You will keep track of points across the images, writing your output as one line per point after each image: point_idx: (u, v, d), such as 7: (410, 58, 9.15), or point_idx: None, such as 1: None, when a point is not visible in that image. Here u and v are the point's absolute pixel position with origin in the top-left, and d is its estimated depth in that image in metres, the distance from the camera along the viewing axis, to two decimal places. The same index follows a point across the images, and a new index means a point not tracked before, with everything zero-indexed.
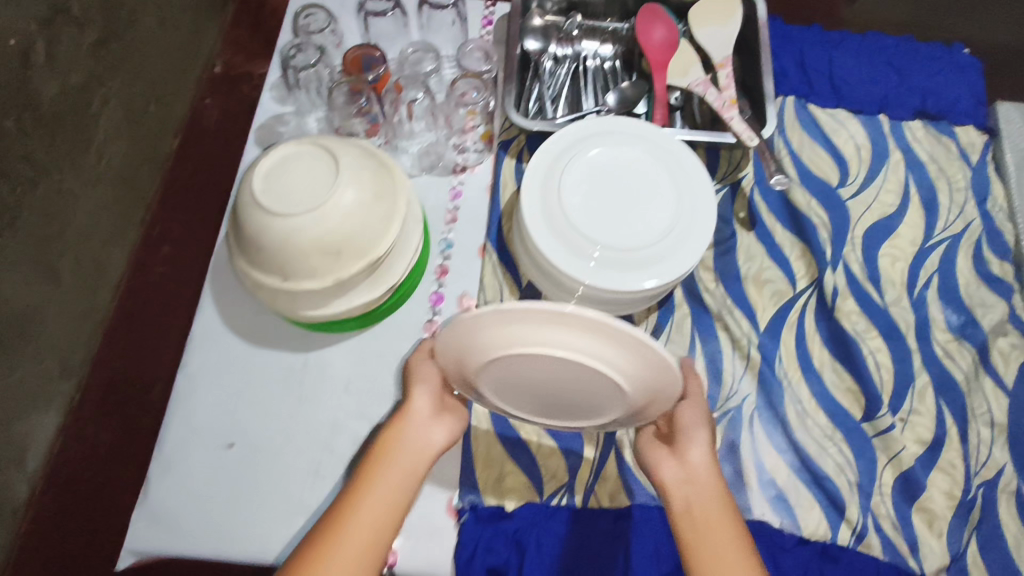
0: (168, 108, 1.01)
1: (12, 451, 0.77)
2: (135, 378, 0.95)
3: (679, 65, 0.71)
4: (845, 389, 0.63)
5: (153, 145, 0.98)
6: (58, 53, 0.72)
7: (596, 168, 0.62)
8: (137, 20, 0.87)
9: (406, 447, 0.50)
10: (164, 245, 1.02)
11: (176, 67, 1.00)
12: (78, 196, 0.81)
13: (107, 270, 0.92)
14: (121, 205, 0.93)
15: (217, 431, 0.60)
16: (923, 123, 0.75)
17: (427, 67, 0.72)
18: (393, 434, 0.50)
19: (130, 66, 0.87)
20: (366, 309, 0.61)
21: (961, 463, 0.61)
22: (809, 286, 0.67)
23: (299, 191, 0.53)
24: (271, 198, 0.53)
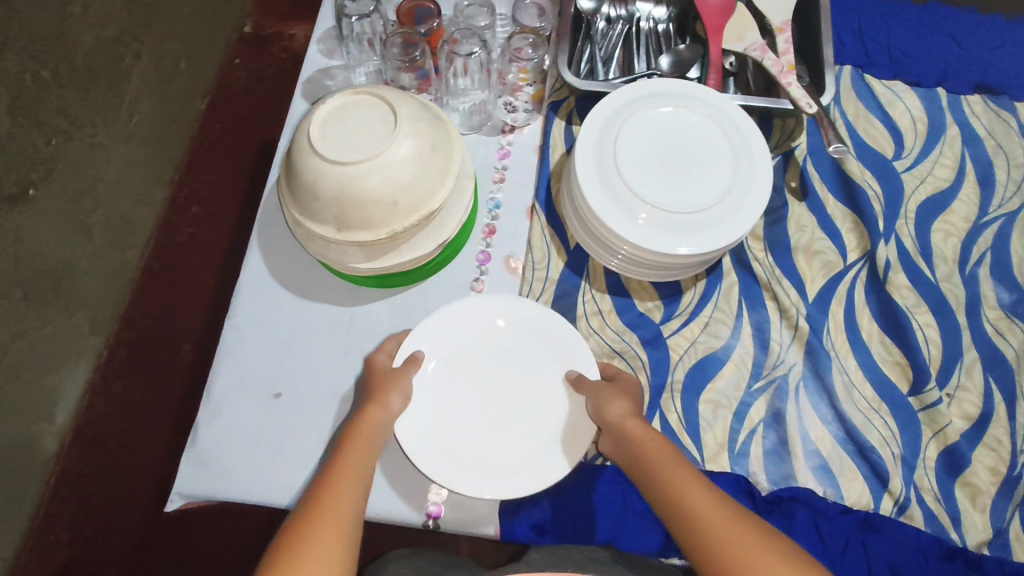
0: (197, 69, 1.12)
1: (38, 400, 0.89)
2: (165, 335, 1.03)
3: (734, 30, 0.70)
4: (893, 362, 0.62)
5: (182, 105, 1.10)
6: (89, 10, 0.84)
7: (643, 133, 0.62)
8: None
9: (375, 436, 0.49)
10: (192, 206, 1.11)
11: (201, 32, 1.10)
12: (110, 149, 0.94)
13: (134, 228, 1.03)
14: (152, 163, 1.05)
15: (266, 381, 0.61)
16: (982, 97, 0.72)
17: (481, 22, 0.70)
18: (366, 419, 0.50)
19: (152, 30, 0.98)
20: (417, 264, 0.62)
21: (1008, 439, 0.60)
22: (860, 260, 0.66)
23: (353, 139, 0.54)
24: (325, 146, 0.54)
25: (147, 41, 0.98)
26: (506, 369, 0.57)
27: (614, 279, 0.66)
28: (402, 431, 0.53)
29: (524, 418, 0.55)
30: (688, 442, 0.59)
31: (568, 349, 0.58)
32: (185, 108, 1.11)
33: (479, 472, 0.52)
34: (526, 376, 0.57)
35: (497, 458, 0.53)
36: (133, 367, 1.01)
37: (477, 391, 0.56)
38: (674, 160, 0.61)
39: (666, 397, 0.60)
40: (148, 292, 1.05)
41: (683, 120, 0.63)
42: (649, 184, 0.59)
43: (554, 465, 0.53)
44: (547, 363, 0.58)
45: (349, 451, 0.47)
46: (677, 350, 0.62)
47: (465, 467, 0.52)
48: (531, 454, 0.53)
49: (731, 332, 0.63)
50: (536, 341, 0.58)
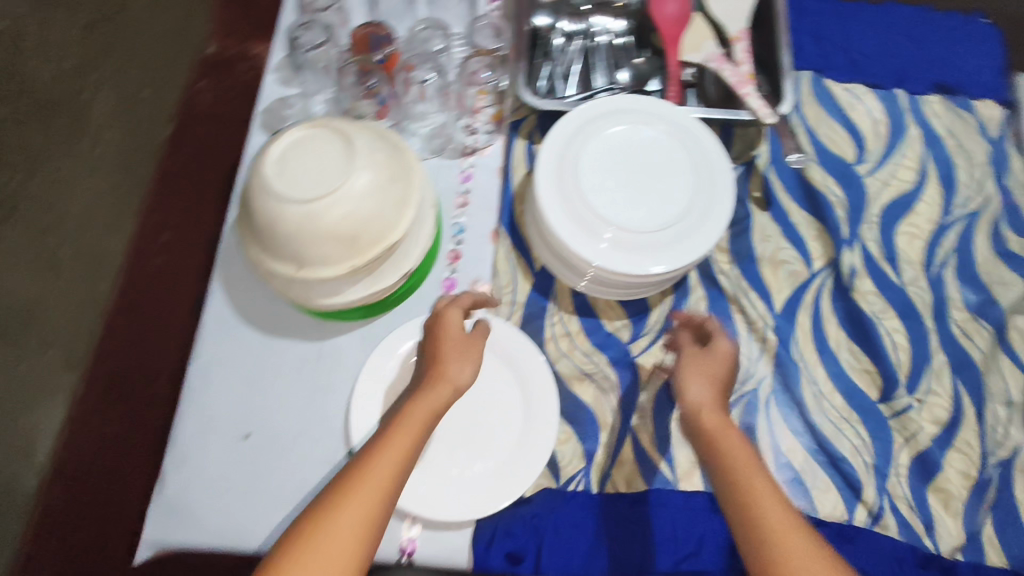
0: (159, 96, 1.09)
1: None
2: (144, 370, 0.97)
3: (692, 40, 0.69)
4: (861, 369, 0.62)
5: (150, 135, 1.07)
6: None
7: (602, 152, 0.61)
8: None
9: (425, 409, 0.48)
10: (164, 233, 1.04)
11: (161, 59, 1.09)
12: None
13: (108, 257, 1.00)
14: (120, 194, 1.01)
15: (234, 422, 0.60)
16: (941, 97, 0.72)
17: (436, 46, 0.68)
18: (426, 394, 0.50)
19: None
20: (382, 295, 0.61)
21: (978, 442, 0.60)
22: (825, 268, 0.66)
23: (312, 174, 0.52)
24: (286, 184, 0.52)
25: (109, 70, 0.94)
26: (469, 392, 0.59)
27: (581, 300, 0.65)
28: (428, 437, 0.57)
29: (481, 430, 0.58)
30: (660, 462, 0.60)
31: (532, 381, 0.60)
32: (151, 136, 1.08)
33: (432, 495, 0.55)
34: (483, 389, 0.60)
35: (455, 471, 0.56)
36: (110, 402, 0.97)
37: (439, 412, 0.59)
38: (636, 178, 0.60)
39: (638, 419, 0.61)
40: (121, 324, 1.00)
41: (642, 133, 0.62)
42: (612, 205, 0.59)
43: (511, 482, 0.56)
44: (506, 379, 0.60)
45: (398, 430, 0.47)
46: (645, 371, 0.63)
47: (417, 490, 0.55)
48: (479, 479, 0.56)
49: None
50: (501, 369, 0.61)
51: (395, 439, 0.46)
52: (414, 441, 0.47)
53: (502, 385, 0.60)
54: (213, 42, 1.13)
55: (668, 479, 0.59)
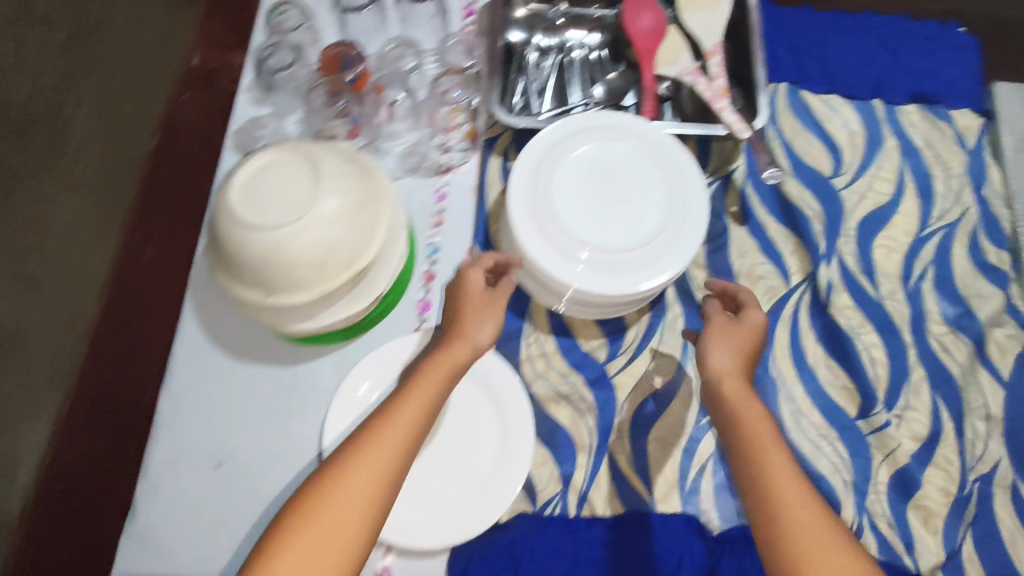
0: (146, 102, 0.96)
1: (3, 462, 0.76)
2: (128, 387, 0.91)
3: (667, 53, 0.69)
4: (840, 386, 0.62)
5: (133, 145, 0.94)
6: (22, 50, 0.72)
7: (575, 169, 0.60)
8: (108, 19, 0.85)
9: (443, 366, 0.51)
10: (147, 248, 0.97)
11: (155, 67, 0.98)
12: (55, 199, 0.80)
13: (87, 271, 0.88)
14: (104, 207, 0.90)
15: (206, 450, 0.60)
16: (919, 107, 0.71)
17: (408, 64, 0.66)
18: (444, 353, 0.52)
19: (101, 66, 0.85)
20: (354, 319, 0.60)
21: (957, 458, 0.60)
22: (803, 282, 0.65)
23: (279, 194, 0.52)
24: (264, 195, 0.52)
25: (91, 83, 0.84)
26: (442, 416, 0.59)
27: (556, 319, 0.64)
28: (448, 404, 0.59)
29: (456, 453, 0.58)
30: (637, 484, 0.59)
31: (505, 403, 0.59)
32: (132, 149, 0.95)
33: (405, 523, 0.54)
34: (459, 411, 0.59)
35: (429, 495, 0.56)
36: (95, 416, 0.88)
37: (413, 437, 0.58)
38: (609, 197, 0.59)
39: (615, 439, 0.60)
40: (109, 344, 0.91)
41: (615, 149, 0.61)
42: (585, 224, 0.58)
43: (485, 507, 0.55)
44: (479, 402, 0.60)
45: (417, 387, 0.49)
46: (623, 390, 0.62)
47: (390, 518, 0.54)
48: (453, 505, 0.56)
49: (677, 368, 0.63)
50: (475, 392, 0.60)
51: (415, 394, 0.49)
52: (435, 391, 0.49)
53: (477, 407, 0.59)
54: (197, 53, 1.06)
55: (645, 500, 0.59)
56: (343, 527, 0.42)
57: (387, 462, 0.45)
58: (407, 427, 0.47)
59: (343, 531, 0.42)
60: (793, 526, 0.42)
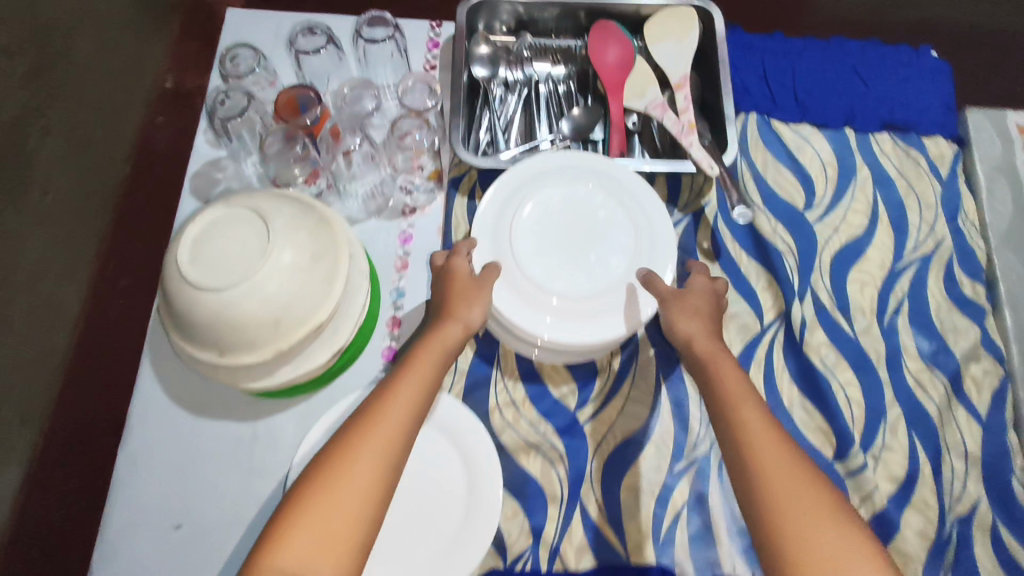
0: (121, 127, 0.83)
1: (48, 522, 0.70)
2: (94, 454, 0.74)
3: (635, 86, 0.67)
4: (816, 427, 0.61)
5: (105, 174, 0.80)
6: None
7: (537, 215, 0.59)
8: (75, 43, 0.76)
9: (437, 347, 0.50)
10: (124, 278, 0.81)
11: (126, 83, 0.84)
12: (25, 242, 0.70)
13: (64, 317, 0.75)
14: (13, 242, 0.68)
15: (164, 512, 0.58)
16: (891, 135, 0.70)
17: (368, 106, 0.65)
18: (435, 336, 0.50)
19: (70, 95, 0.75)
20: (315, 374, 0.58)
21: (935, 500, 0.59)
22: (776, 319, 0.64)
23: (234, 239, 0.50)
24: (227, 228, 0.51)
25: (58, 114, 0.73)
26: (410, 469, 0.57)
27: (525, 364, 0.62)
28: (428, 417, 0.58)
29: (425, 505, 0.56)
30: (611, 536, 0.58)
31: (473, 452, 0.57)
32: (106, 176, 0.81)
33: None
34: (426, 465, 0.57)
35: (395, 556, 0.54)
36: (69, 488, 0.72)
37: None
38: (573, 243, 0.58)
39: (587, 488, 0.59)
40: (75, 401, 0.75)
41: (576, 193, 0.60)
42: (549, 272, 0.57)
43: (455, 562, 0.54)
44: (447, 452, 0.58)
45: (408, 372, 0.47)
46: (596, 436, 0.60)
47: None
48: (424, 563, 0.54)
49: (650, 412, 0.61)
50: (442, 441, 0.58)
51: (410, 375, 0.47)
52: (428, 376, 0.48)
53: (444, 461, 0.57)
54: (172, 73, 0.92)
55: (619, 553, 0.57)
56: (349, 511, 0.40)
57: (388, 444, 0.43)
58: (405, 409, 0.45)
59: (349, 515, 0.40)
60: (755, 448, 0.42)
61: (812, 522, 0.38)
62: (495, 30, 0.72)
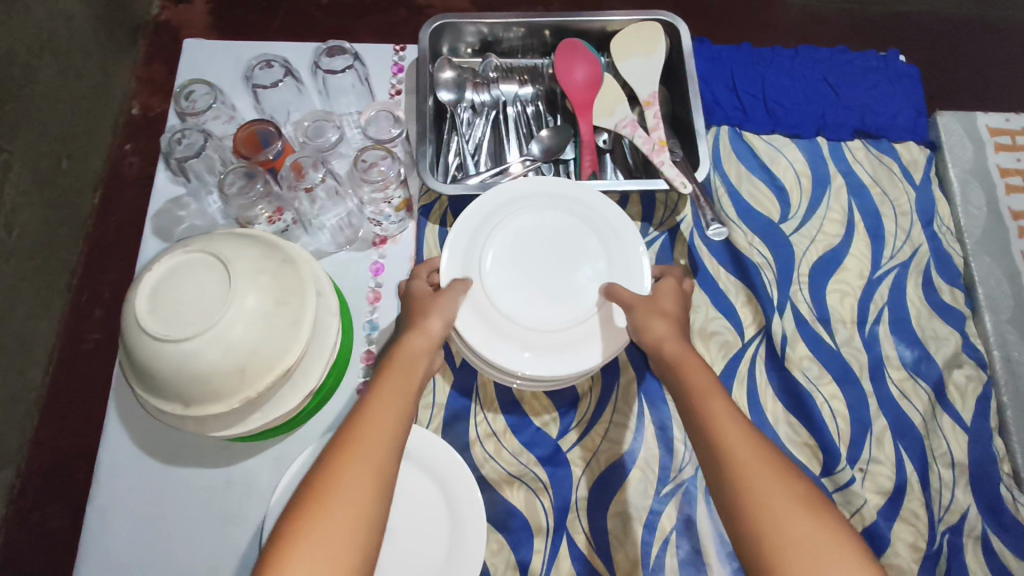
0: (85, 159, 0.87)
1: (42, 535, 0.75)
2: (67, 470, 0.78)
3: (604, 104, 0.66)
4: (801, 442, 0.60)
5: (73, 205, 0.85)
6: None
7: (506, 244, 0.57)
8: (33, 74, 0.76)
9: (414, 358, 0.49)
10: (96, 309, 0.84)
11: (87, 115, 0.86)
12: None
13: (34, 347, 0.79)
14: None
15: (137, 564, 0.56)
16: (863, 143, 0.70)
17: (330, 138, 0.61)
18: (409, 349, 0.49)
19: (30, 127, 0.76)
20: (287, 419, 0.56)
21: (925, 511, 0.58)
22: (757, 335, 0.63)
23: (196, 283, 0.49)
24: (190, 271, 0.50)
25: (19, 145, 0.74)
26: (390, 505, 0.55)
27: (505, 393, 0.61)
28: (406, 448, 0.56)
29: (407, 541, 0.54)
30: (599, 567, 0.56)
31: (454, 484, 0.56)
32: (76, 209, 0.86)
33: None
34: (406, 502, 0.55)
35: None
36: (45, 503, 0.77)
37: None
38: (546, 273, 0.57)
39: (573, 518, 0.58)
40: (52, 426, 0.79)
41: (546, 220, 0.59)
42: (520, 302, 0.55)
43: None
44: (426, 486, 0.56)
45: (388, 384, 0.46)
46: (579, 464, 0.59)
47: None
48: None
49: (633, 436, 0.60)
50: (421, 475, 0.56)
51: (392, 388, 0.46)
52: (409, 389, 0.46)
53: (426, 498, 0.56)
54: (137, 100, 0.94)
55: None
56: (348, 524, 0.38)
57: (378, 455, 0.41)
58: (392, 417, 0.44)
59: (350, 528, 0.38)
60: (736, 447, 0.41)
61: (794, 512, 0.37)
62: (460, 52, 0.72)
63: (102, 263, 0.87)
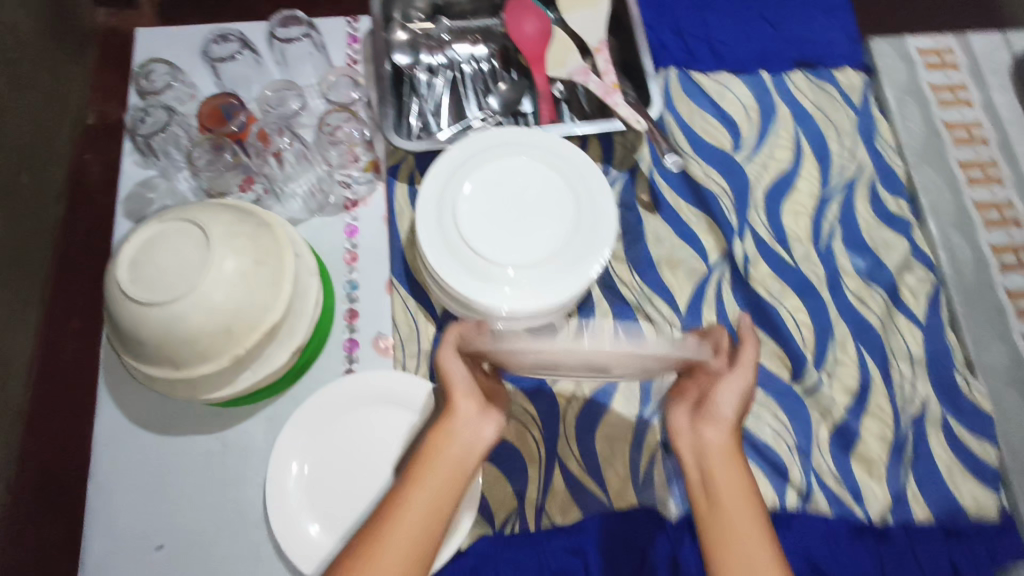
0: (45, 172, 0.87)
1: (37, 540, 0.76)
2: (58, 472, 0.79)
3: (555, 55, 0.68)
4: (770, 354, 0.64)
5: (37, 217, 0.85)
6: None
7: (507, 259, 0.57)
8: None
9: (451, 450, 0.46)
10: (73, 318, 0.87)
11: (44, 125, 0.86)
12: None
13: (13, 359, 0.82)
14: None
15: (146, 533, 0.57)
16: (803, 73, 0.73)
17: (293, 106, 0.65)
18: (454, 433, 0.47)
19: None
20: (278, 376, 0.58)
21: (889, 404, 0.62)
22: (721, 260, 0.66)
23: (173, 254, 0.50)
24: (166, 243, 0.51)
25: None
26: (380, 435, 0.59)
27: None
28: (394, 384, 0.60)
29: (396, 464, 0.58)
30: (591, 487, 0.59)
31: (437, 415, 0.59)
32: (39, 220, 0.85)
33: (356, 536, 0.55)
34: (395, 431, 0.59)
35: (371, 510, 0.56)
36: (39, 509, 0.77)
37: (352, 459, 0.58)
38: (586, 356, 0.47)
39: (563, 445, 0.60)
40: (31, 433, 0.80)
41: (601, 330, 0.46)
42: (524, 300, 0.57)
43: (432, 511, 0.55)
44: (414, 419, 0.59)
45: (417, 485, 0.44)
46: (564, 396, 0.62)
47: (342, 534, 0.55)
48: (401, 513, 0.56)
49: None
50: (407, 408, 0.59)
51: (425, 490, 0.44)
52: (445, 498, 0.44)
53: (421, 440, 0.58)
54: (92, 110, 0.94)
55: (601, 501, 0.59)
56: None
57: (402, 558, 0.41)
58: (411, 533, 0.42)
59: None
60: None
61: None
62: (413, 18, 0.72)
63: (76, 273, 0.88)
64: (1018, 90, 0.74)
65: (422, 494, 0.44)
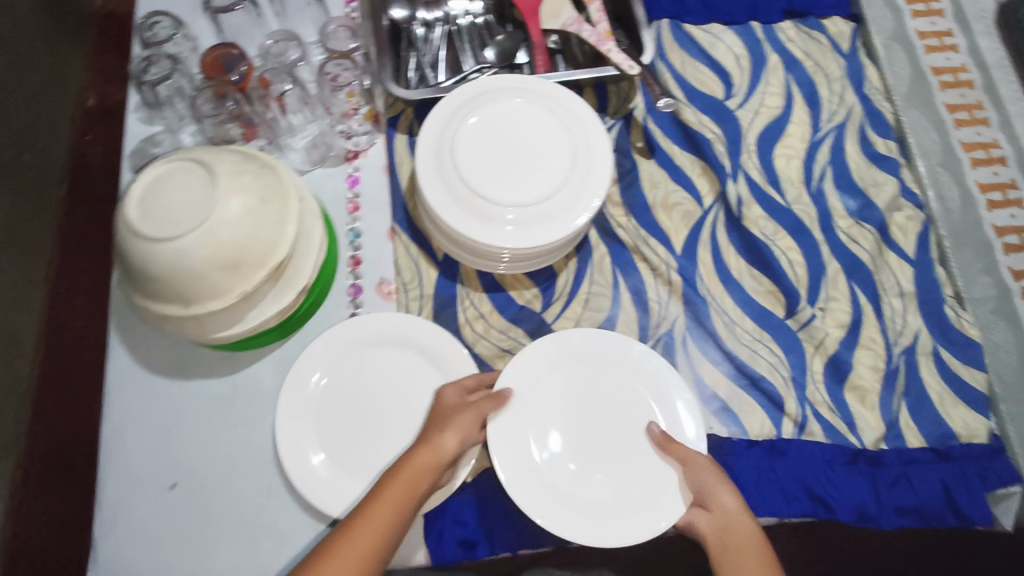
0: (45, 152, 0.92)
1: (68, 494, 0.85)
2: (74, 438, 0.87)
3: (550, 7, 0.70)
4: (765, 291, 0.65)
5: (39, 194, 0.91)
6: None
7: (505, 197, 0.58)
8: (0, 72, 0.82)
9: (427, 461, 0.49)
10: (77, 296, 0.93)
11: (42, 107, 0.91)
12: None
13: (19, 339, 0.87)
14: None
15: (158, 473, 0.58)
16: (793, 22, 0.75)
17: (293, 57, 0.66)
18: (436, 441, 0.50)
19: None
20: (282, 317, 0.59)
21: (881, 336, 0.64)
22: (715, 202, 0.68)
23: (179, 195, 0.51)
24: (174, 184, 0.52)
25: None
26: (382, 371, 0.60)
27: (488, 278, 0.66)
28: (404, 329, 0.61)
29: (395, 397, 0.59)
30: None
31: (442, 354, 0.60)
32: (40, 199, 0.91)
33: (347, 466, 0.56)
34: (397, 367, 0.60)
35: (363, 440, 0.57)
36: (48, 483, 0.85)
37: (353, 392, 0.59)
38: (597, 468, 0.54)
39: None
40: (48, 401, 0.88)
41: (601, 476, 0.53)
42: (522, 233, 0.58)
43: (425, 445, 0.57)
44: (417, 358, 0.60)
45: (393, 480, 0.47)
46: None
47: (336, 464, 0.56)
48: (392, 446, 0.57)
49: (612, 303, 0.64)
50: (412, 348, 0.60)
51: (398, 483, 0.47)
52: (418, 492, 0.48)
53: (423, 378, 0.59)
54: (92, 92, 1.00)
55: None
56: None
57: (372, 540, 0.44)
58: (385, 520, 0.45)
59: None
60: None
61: None
62: None
63: (77, 251, 0.94)
64: (1003, 35, 0.76)
65: (397, 489, 0.47)
